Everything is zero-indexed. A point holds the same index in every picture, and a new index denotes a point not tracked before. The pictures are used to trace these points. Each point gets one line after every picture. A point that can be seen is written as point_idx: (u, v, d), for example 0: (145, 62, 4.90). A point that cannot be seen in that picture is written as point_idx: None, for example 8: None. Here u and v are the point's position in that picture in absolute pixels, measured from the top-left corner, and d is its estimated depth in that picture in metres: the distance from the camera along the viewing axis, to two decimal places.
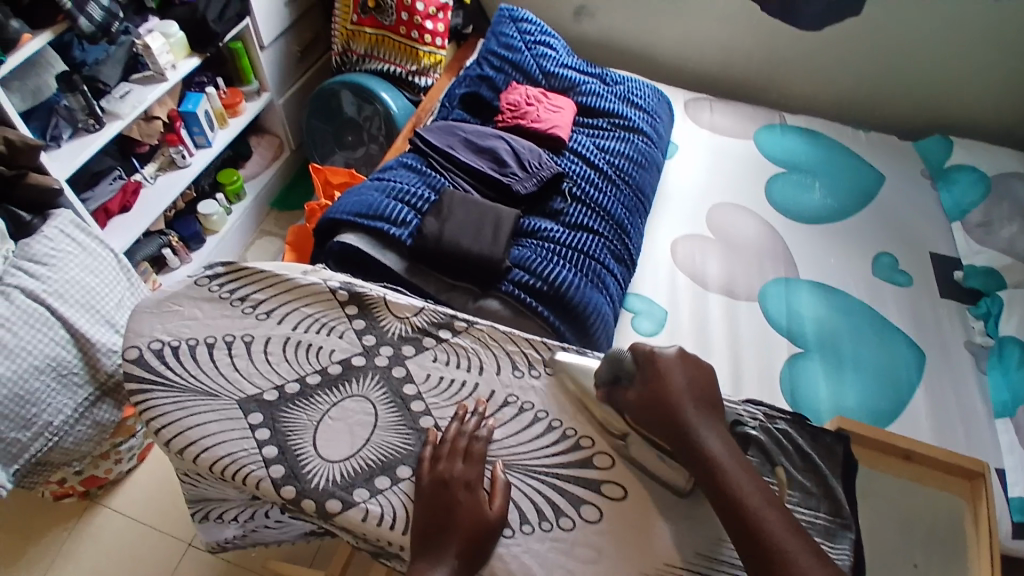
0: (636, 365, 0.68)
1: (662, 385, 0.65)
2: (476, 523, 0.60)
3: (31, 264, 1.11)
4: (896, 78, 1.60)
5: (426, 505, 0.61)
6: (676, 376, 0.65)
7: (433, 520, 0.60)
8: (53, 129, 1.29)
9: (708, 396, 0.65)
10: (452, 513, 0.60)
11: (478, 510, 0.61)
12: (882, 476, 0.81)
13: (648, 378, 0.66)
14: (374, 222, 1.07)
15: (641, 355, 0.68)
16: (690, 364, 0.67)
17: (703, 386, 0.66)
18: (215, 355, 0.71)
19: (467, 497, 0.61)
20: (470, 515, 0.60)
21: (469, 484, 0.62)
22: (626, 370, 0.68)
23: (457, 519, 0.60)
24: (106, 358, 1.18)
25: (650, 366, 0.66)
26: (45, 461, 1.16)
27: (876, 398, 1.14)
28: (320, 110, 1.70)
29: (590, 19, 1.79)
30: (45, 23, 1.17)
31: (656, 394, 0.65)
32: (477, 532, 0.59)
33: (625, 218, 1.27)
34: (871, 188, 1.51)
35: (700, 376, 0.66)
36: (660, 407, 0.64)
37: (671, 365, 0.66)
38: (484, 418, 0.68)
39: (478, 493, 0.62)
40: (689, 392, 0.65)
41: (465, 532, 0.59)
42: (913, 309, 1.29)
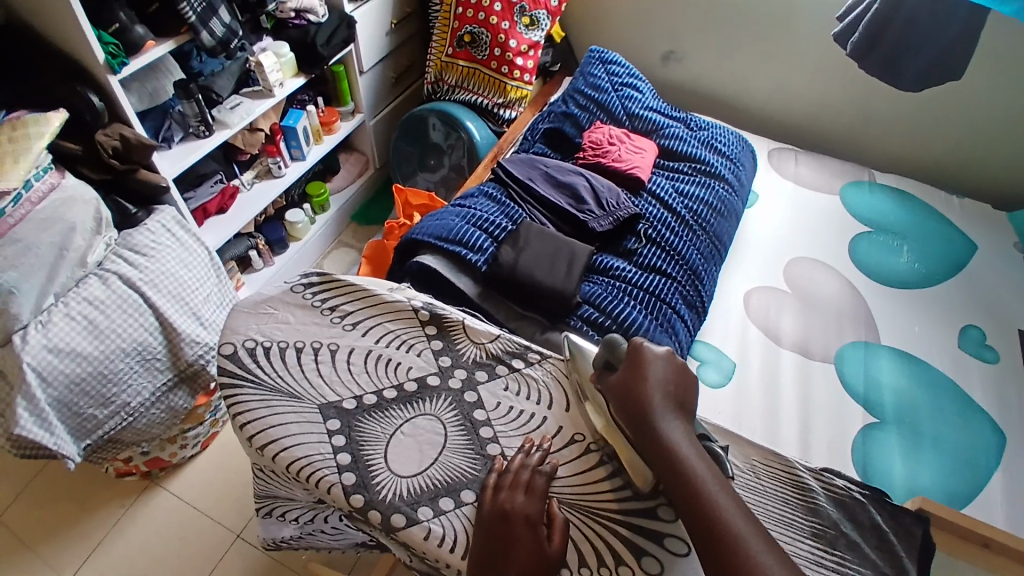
0: (625, 356, 0.70)
1: (643, 372, 0.68)
2: (535, 559, 0.60)
3: (130, 252, 1.22)
4: (999, 143, 1.52)
5: (488, 534, 0.61)
6: (658, 368, 0.68)
7: (492, 550, 0.60)
8: (166, 130, 1.43)
9: (681, 398, 0.67)
10: (510, 548, 0.60)
11: (537, 546, 0.61)
12: (966, 566, 0.75)
13: (631, 366, 0.69)
14: (452, 246, 1.10)
15: (632, 346, 0.71)
16: (670, 362, 0.70)
17: (680, 386, 0.68)
18: (302, 359, 0.75)
19: (527, 531, 0.61)
20: (530, 551, 0.60)
21: (532, 519, 0.62)
22: (612, 358, 0.71)
23: (514, 554, 0.60)
24: (189, 349, 1.26)
25: (636, 353, 0.69)
26: (118, 439, 1.25)
27: (953, 479, 1.06)
28: (408, 134, 1.78)
29: (678, 64, 1.80)
30: (170, 33, 1.30)
31: (634, 381, 0.67)
32: (533, 569, 0.59)
33: (699, 264, 1.25)
34: (964, 257, 1.43)
35: (681, 378, 0.69)
36: (634, 392, 0.67)
37: (656, 357, 0.69)
38: (550, 454, 0.69)
39: (540, 530, 0.62)
40: (668, 387, 0.67)
41: (519, 570, 0.59)
42: (1004, 391, 1.20)
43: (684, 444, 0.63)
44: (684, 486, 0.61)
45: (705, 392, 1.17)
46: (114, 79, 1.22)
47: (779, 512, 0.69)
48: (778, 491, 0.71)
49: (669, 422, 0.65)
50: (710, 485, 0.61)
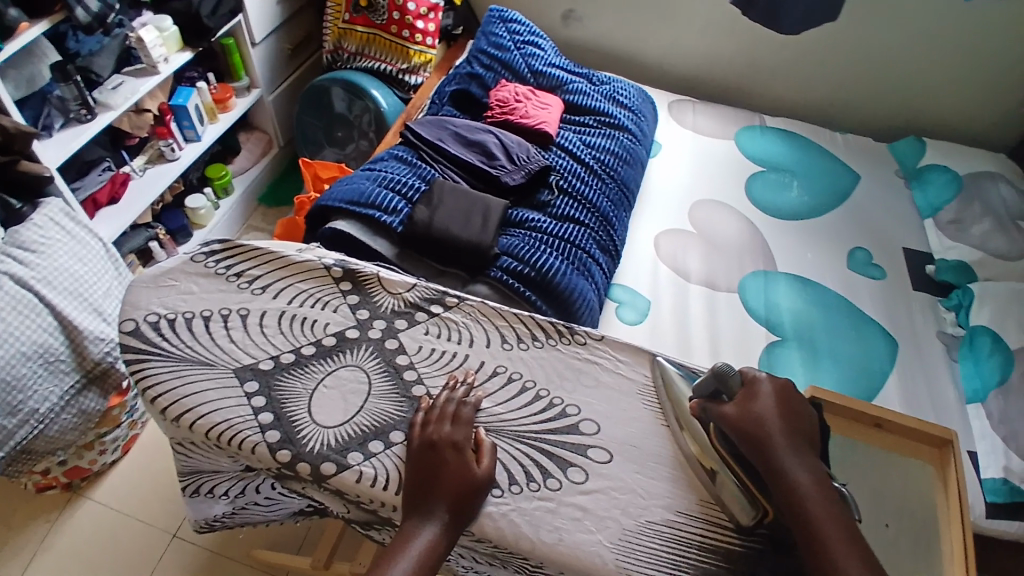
0: (738, 387, 0.71)
1: (758, 402, 0.68)
2: (463, 482, 0.65)
3: (19, 250, 1.12)
4: (872, 81, 1.66)
5: (421, 467, 0.67)
6: (771, 400, 0.69)
7: (425, 479, 0.66)
8: (45, 117, 1.29)
9: (801, 427, 0.68)
10: (441, 478, 0.66)
11: (465, 470, 0.66)
12: (857, 445, 0.85)
13: (747, 395, 0.70)
14: (365, 210, 1.09)
15: (746, 378, 0.71)
16: (787, 394, 0.70)
17: (796, 416, 0.69)
18: (211, 327, 0.77)
19: (455, 460, 0.67)
20: (458, 478, 0.66)
21: (460, 447, 0.68)
22: (726, 388, 0.72)
23: (444, 483, 0.65)
24: (94, 346, 1.17)
25: (752, 383, 0.70)
26: (30, 450, 1.15)
27: (849, 385, 1.18)
28: (311, 106, 1.72)
29: (578, 23, 1.83)
30: (44, 12, 1.18)
31: (751, 412, 0.68)
32: (463, 493, 0.65)
33: (610, 210, 1.31)
34: (846, 187, 1.56)
35: (798, 410, 0.69)
36: (748, 423, 0.67)
37: (768, 388, 0.70)
38: (472, 388, 0.74)
39: (467, 454, 0.68)
40: (781, 419, 0.67)
41: (450, 497, 0.65)
42: (887, 302, 1.34)
43: (804, 476, 0.64)
44: (798, 516, 0.62)
45: (624, 330, 1.23)
46: None
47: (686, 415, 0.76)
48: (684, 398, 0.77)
49: (789, 455, 0.65)
50: (825, 517, 0.62)
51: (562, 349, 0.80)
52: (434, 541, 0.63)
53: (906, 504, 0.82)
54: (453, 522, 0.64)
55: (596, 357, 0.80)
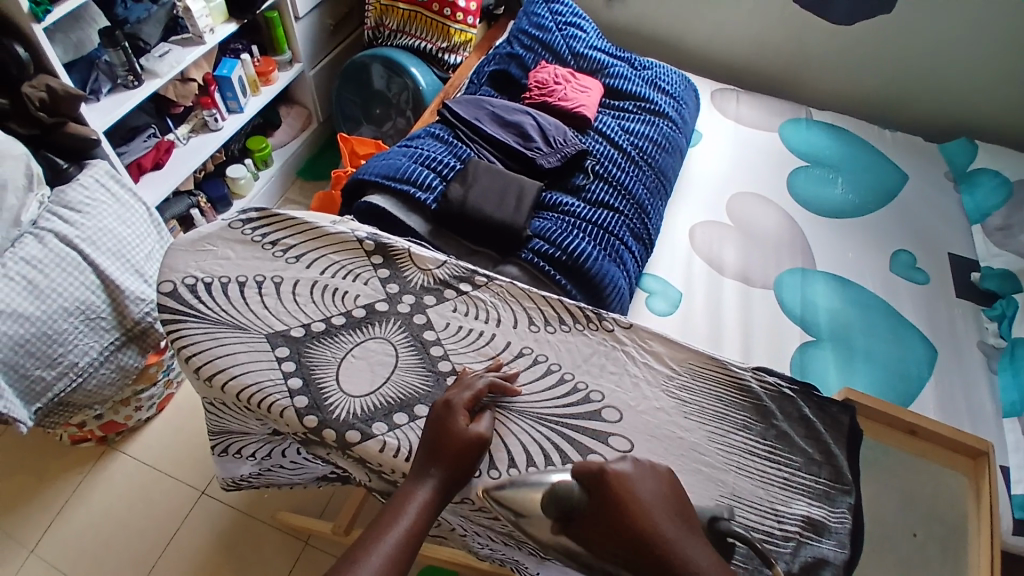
0: (586, 491, 0.57)
1: (626, 504, 0.55)
2: (461, 443, 0.66)
3: (65, 210, 1.15)
4: (929, 77, 1.58)
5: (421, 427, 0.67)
6: (639, 488, 0.57)
7: (426, 438, 0.66)
8: (94, 83, 1.34)
9: (676, 509, 0.57)
10: (440, 439, 0.66)
11: (462, 431, 0.66)
12: (888, 449, 0.83)
13: (609, 502, 0.56)
14: (399, 185, 1.09)
15: (587, 478, 0.58)
16: (648, 472, 0.59)
17: (671, 498, 0.58)
18: (246, 293, 0.80)
19: (452, 421, 0.67)
20: (455, 439, 0.66)
21: (459, 408, 0.68)
22: (575, 500, 0.57)
23: (442, 443, 0.65)
24: (134, 307, 1.21)
25: (602, 486, 0.57)
26: (68, 402, 1.21)
27: (884, 388, 1.15)
28: (350, 83, 1.72)
29: (622, 6, 1.79)
30: None
31: (622, 517, 0.54)
32: (460, 454, 0.65)
33: (645, 198, 1.29)
34: (894, 186, 1.50)
35: (670, 492, 0.58)
36: (629, 538, 0.54)
37: (628, 476, 0.57)
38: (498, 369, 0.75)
39: (464, 416, 0.68)
40: (656, 503, 0.56)
41: (448, 458, 0.65)
42: (928, 307, 1.29)
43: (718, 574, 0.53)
44: None
45: (653, 320, 1.21)
46: (39, 30, 1.14)
47: (714, 408, 0.75)
48: (711, 390, 0.76)
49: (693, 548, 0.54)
50: None
51: (589, 334, 0.80)
52: (430, 499, 0.63)
53: (936, 512, 0.80)
54: (450, 481, 0.64)
55: (623, 343, 0.79)
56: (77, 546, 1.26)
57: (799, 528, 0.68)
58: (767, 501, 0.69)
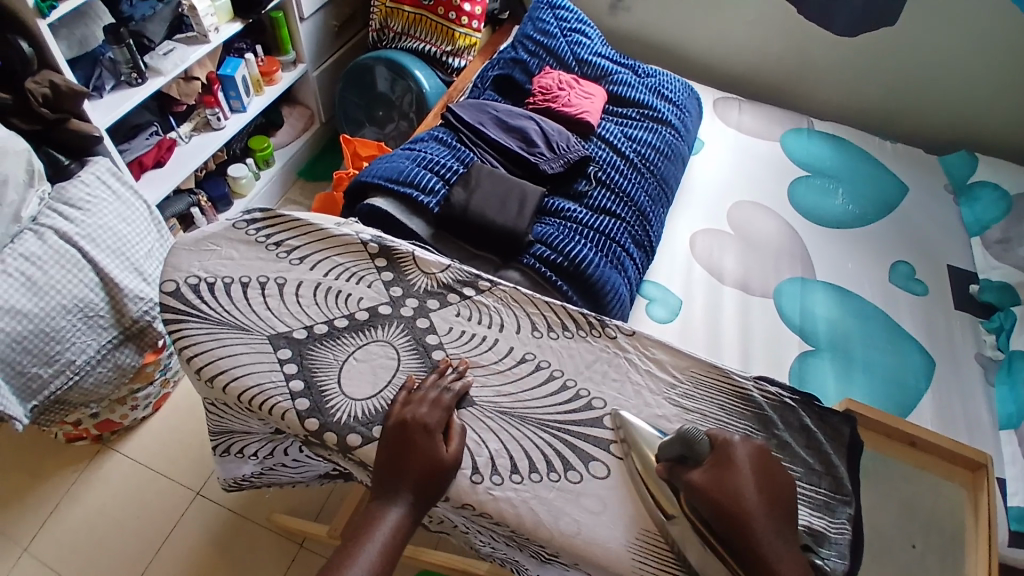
0: (709, 451, 0.65)
1: (734, 474, 0.63)
2: (430, 466, 0.66)
3: (66, 207, 1.15)
4: (930, 90, 1.59)
5: (389, 448, 0.67)
6: (750, 470, 0.63)
7: (395, 462, 0.66)
8: (96, 79, 1.33)
9: (779, 503, 0.63)
10: (407, 464, 0.66)
11: (432, 453, 0.66)
12: (888, 460, 0.83)
13: (721, 463, 0.64)
14: (402, 188, 1.09)
15: (717, 440, 0.66)
16: (765, 461, 0.65)
17: (775, 487, 0.64)
18: (249, 293, 0.79)
19: (419, 442, 0.67)
20: (422, 462, 0.66)
21: (427, 429, 0.68)
22: (693, 453, 0.65)
23: (410, 466, 0.66)
24: (133, 305, 1.20)
25: (723, 452, 0.64)
26: (63, 400, 1.20)
27: (881, 398, 1.15)
28: (354, 84, 1.72)
29: (626, 14, 1.80)
30: None
31: (729, 480, 0.62)
32: (428, 476, 0.66)
33: (647, 205, 1.29)
34: (894, 197, 1.51)
35: (775, 483, 0.64)
36: (726, 501, 0.61)
37: (745, 454, 0.64)
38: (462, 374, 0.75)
39: (433, 436, 0.68)
40: (762, 494, 0.62)
41: (414, 481, 0.65)
42: (927, 319, 1.29)
43: (784, 562, 0.59)
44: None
45: (653, 328, 1.22)
46: (43, 25, 1.14)
47: (715, 415, 0.75)
48: (713, 398, 0.76)
49: (767, 533, 0.60)
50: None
51: (591, 341, 0.80)
52: (399, 523, 0.64)
53: (935, 522, 0.80)
54: (420, 502, 0.65)
55: (625, 350, 0.79)
56: (70, 545, 1.25)
57: (799, 536, 0.68)
58: None
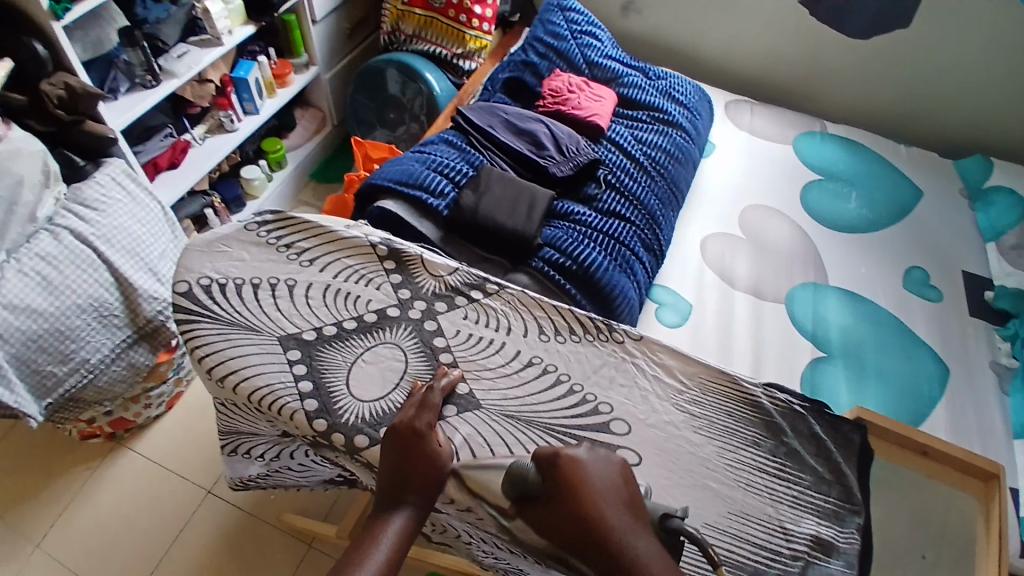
0: (541, 475, 0.59)
1: (577, 492, 0.56)
2: (429, 469, 0.64)
3: (81, 207, 1.17)
4: (945, 93, 1.57)
5: (391, 452, 0.65)
6: (590, 476, 0.58)
7: (395, 468, 0.64)
8: (112, 81, 1.35)
9: (632, 500, 0.58)
10: (409, 464, 0.64)
11: (429, 455, 0.65)
12: (898, 470, 0.81)
13: (559, 488, 0.57)
14: (412, 191, 1.10)
15: (543, 460, 0.59)
16: (603, 462, 0.59)
17: (625, 487, 0.58)
18: (259, 295, 0.80)
19: (419, 442, 0.66)
20: (423, 461, 0.64)
21: (425, 429, 0.67)
22: (529, 481, 0.59)
23: (412, 467, 0.64)
24: (147, 304, 1.22)
25: (555, 469, 0.58)
26: (77, 398, 1.22)
27: (895, 406, 1.14)
28: (365, 87, 1.73)
29: (637, 16, 1.80)
30: None
31: (570, 507, 0.56)
32: (430, 476, 0.64)
33: (657, 209, 1.28)
34: (908, 202, 1.49)
35: (624, 482, 0.59)
36: (580, 529, 0.55)
37: (582, 464, 0.58)
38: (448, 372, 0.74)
39: (430, 437, 0.67)
40: (613, 498, 0.57)
41: (418, 482, 0.63)
42: (941, 325, 1.28)
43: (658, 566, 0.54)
44: None
45: (663, 332, 1.21)
46: (58, 27, 1.16)
47: (723, 422, 0.74)
48: (721, 405, 0.76)
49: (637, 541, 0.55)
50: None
51: (599, 345, 0.79)
52: (404, 528, 0.61)
53: (945, 535, 0.80)
54: (423, 506, 0.63)
55: (633, 355, 0.79)
56: (84, 541, 1.27)
57: (807, 547, 0.68)
58: (776, 519, 0.69)
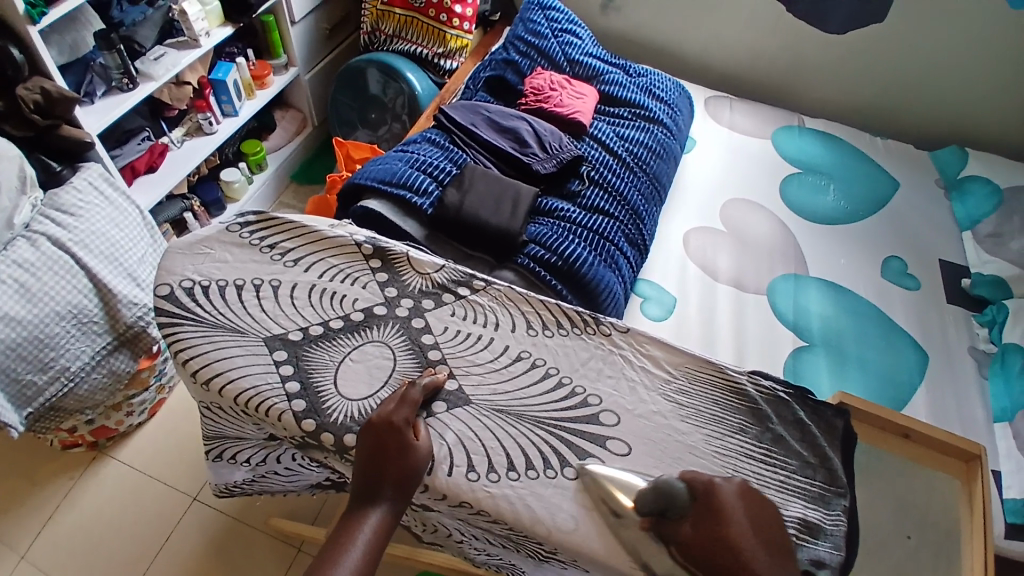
0: (692, 497, 0.64)
1: (722, 516, 0.62)
2: (403, 463, 0.66)
3: (58, 213, 1.15)
4: (919, 86, 1.61)
5: (367, 449, 0.67)
6: (737, 509, 0.63)
7: (370, 464, 0.66)
8: (88, 85, 1.31)
9: (770, 537, 0.63)
10: (385, 460, 0.66)
11: (403, 451, 0.66)
12: (881, 454, 0.83)
13: (707, 509, 0.63)
14: (396, 189, 1.10)
15: (697, 487, 0.65)
16: (747, 497, 0.65)
17: (765, 524, 0.64)
18: (243, 296, 0.79)
19: (395, 437, 0.67)
20: (399, 456, 0.66)
21: (402, 424, 0.68)
22: (675, 502, 0.64)
23: (388, 462, 0.65)
24: (128, 310, 1.20)
25: (709, 495, 0.64)
26: (58, 407, 1.19)
27: (875, 394, 1.16)
28: (346, 87, 1.72)
29: (617, 14, 1.81)
30: None
31: (716, 530, 0.61)
32: (406, 470, 0.66)
33: (641, 204, 1.29)
34: (885, 193, 1.52)
35: (767, 520, 0.65)
36: (721, 551, 0.60)
37: (729, 495, 0.64)
38: (431, 371, 0.75)
39: (406, 430, 0.68)
40: (753, 531, 0.62)
41: (394, 476, 0.65)
42: (919, 313, 1.30)
43: None
44: None
45: (648, 325, 1.22)
46: (35, 31, 1.14)
47: (710, 411, 0.75)
48: (709, 394, 0.77)
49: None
50: None
51: (586, 338, 0.80)
52: (381, 523, 0.64)
53: (929, 516, 0.81)
54: (399, 499, 0.65)
55: (621, 348, 0.80)
56: (65, 551, 1.24)
57: (795, 531, 0.69)
58: None
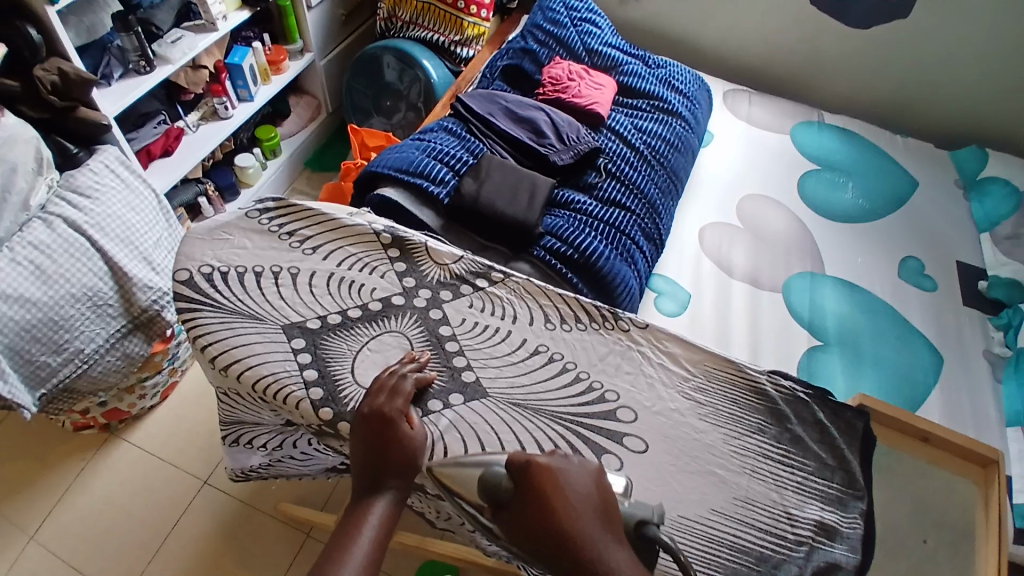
0: (513, 481, 0.55)
1: (550, 496, 0.54)
2: (403, 453, 0.65)
3: (74, 195, 1.15)
4: (943, 83, 1.58)
5: (364, 442, 0.66)
6: (566, 482, 0.55)
7: (371, 457, 0.65)
8: (105, 67, 1.33)
9: (608, 512, 0.55)
10: (385, 450, 0.65)
11: (400, 441, 0.66)
12: (900, 456, 0.83)
13: (530, 493, 0.54)
14: (412, 178, 1.09)
15: (515, 467, 0.56)
16: (578, 469, 0.57)
17: (601, 498, 0.55)
18: (262, 283, 0.80)
19: (389, 429, 0.66)
20: (398, 446, 0.65)
21: (394, 415, 0.67)
22: (502, 488, 0.55)
23: (388, 453, 0.65)
24: (142, 294, 1.20)
25: (529, 476, 0.55)
26: (72, 389, 1.20)
27: (890, 394, 1.15)
28: (361, 74, 1.71)
29: (636, 3, 1.78)
30: None
31: (544, 516, 0.53)
32: (406, 459, 0.65)
33: (657, 198, 1.28)
34: (904, 192, 1.50)
35: (599, 490, 0.56)
36: (546, 534, 0.52)
37: (557, 472, 0.55)
38: (424, 369, 0.74)
39: (400, 422, 0.67)
40: (589, 509, 0.54)
41: (396, 466, 0.65)
42: (936, 314, 1.29)
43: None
44: None
45: (662, 321, 1.22)
46: (52, 11, 1.14)
47: (728, 410, 0.75)
48: (726, 392, 0.76)
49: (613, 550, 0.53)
50: None
51: (604, 333, 0.80)
52: (388, 513, 0.63)
53: (944, 519, 0.82)
54: (404, 488, 0.65)
55: (638, 344, 0.79)
56: (78, 531, 1.26)
57: (811, 532, 0.69)
58: (780, 504, 0.70)
